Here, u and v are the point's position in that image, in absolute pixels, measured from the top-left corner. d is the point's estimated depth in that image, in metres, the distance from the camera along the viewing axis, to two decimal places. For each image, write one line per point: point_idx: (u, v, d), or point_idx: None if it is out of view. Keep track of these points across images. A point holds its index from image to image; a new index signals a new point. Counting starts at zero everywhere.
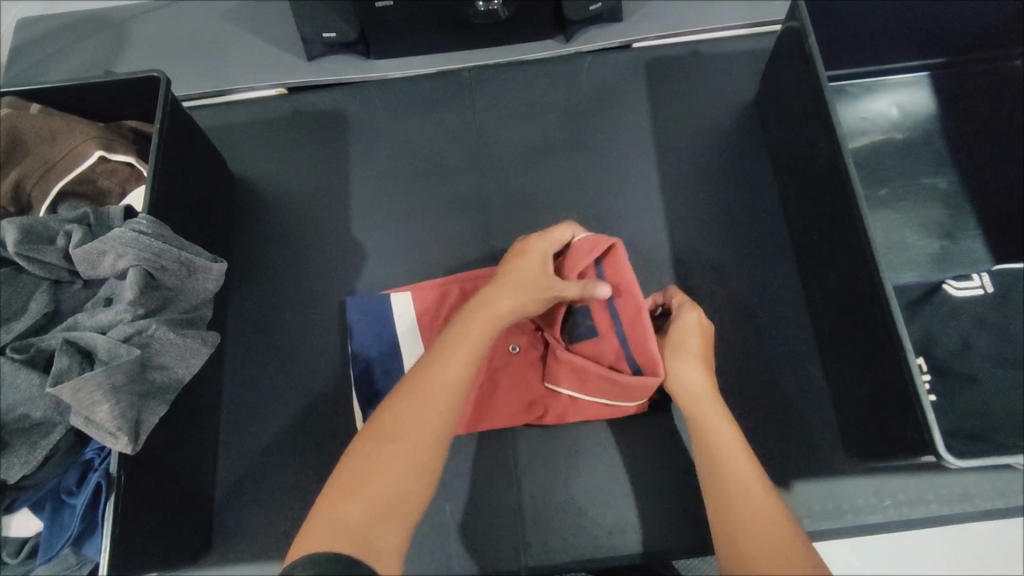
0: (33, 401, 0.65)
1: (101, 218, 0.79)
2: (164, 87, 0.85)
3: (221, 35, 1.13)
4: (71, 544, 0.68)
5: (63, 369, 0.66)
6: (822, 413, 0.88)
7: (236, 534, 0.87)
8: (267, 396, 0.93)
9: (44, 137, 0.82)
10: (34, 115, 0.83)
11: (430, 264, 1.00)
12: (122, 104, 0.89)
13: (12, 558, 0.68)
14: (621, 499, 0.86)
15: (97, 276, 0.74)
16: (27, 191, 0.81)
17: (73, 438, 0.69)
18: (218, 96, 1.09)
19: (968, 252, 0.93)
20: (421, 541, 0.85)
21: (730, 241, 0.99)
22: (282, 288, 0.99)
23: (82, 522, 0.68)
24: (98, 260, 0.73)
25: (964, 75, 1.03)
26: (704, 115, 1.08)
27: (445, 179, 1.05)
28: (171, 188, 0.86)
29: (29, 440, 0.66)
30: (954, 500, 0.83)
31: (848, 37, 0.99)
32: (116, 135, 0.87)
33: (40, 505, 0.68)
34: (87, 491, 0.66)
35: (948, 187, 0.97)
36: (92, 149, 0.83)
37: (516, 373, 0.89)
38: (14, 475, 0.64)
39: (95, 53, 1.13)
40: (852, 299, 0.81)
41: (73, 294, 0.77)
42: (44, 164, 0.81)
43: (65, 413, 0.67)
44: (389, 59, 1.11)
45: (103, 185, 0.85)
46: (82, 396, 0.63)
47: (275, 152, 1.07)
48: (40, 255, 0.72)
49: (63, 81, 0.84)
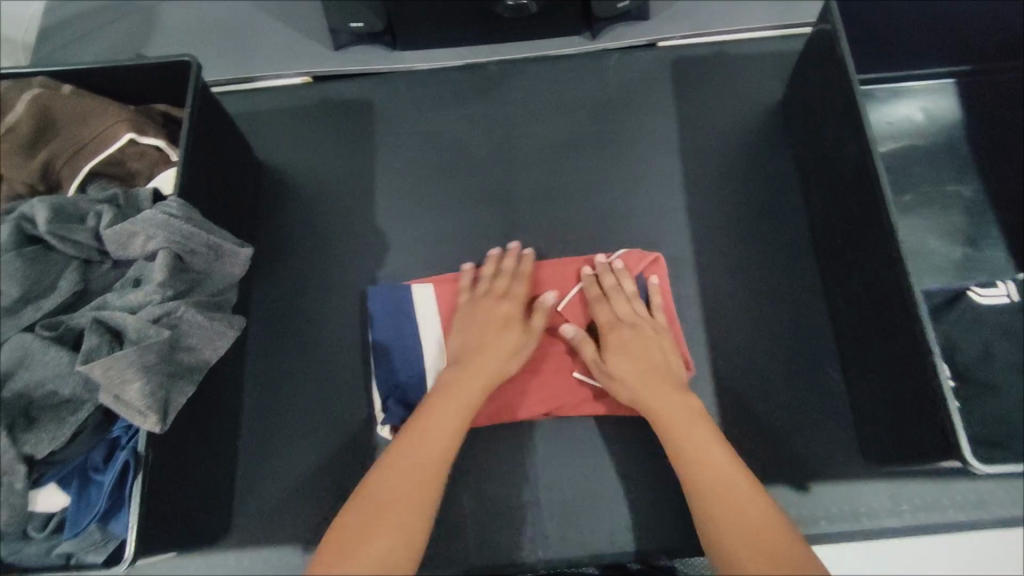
0: (66, 377, 0.66)
1: (130, 200, 0.79)
2: (195, 72, 0.85)
3: (250, 22, 1.13)
4: (97, 521, 0.69)
5: (93, 347, 0.67)
6: (842, 416, 0.88)
7: (253, 517, 0.88)
8: (287, 381, 0.94)
9: (75, 117, 0.82)
10: (65, 96, 0.83)
11: (451, 256, 1.01)
12: (152, 87, 0.90)
13: (37, 533, 0.68)
14: (638, 495, 0.86)
15: (125, 257, 0.75)
16: (56, 171, 0.81)
17: (101, 414, 0.69)
18: (244, 82, 1.10)
19: (991, 261, 0.93)
20: (438, 530, 0.85)
21: (752, 242, 0.99)
22: (304, 276, 0.99)
23: (110, 499, 0.68)
24: (127, 241, 0.73)
25: (991, 83, 1.03)
26: (727, 116, 1.09)
27: (468, 171, 1.05)
28: (199, 172, 0.86)
29: (58, 416, 0.66)
30: (971, 506, 0.83)
31: (877, 42, 0.99)
32: (145, 118, 0.87)
33: (67, 481, 0.68)
34: (116, 469, 0.67)
35: (973, 195, 0.97)
36: (122, 131, 0.83)
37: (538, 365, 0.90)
38: (43, 450, 0.65)
39: (124, 36, 1.13)
40: (876, 303, 0.81)
41: (100, 275, 0.77)
42: (74, 144, 0.81)
43: (94, 390, 0.68)
44: (416, 51, 1.11)
45: (132, 167, 0.85)
46: (113, 374, 0.63)
47: (300, 140, 1.08)
48: (71, 234, 0.72)
49: (96, 63, 0.84)
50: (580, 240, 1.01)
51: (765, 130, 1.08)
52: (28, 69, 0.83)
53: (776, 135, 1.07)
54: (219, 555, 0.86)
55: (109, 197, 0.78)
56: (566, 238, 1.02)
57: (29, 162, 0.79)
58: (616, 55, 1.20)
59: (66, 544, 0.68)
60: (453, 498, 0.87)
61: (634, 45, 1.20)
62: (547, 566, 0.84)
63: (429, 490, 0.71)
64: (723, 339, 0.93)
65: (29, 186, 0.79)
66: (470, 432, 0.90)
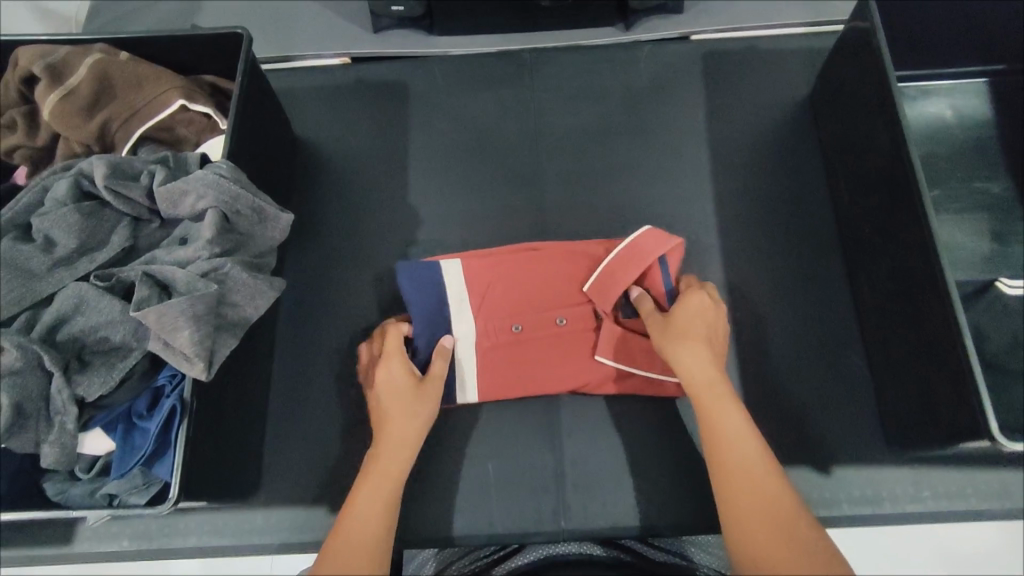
0: (120, 322, 0.69)
1: (180, 162, 0.82)
2: (246, 44, 0.88)
3: (292, 4, 1.16)
4: (141, 465, 0.71)
5: (144, 297, 0.70)
6: (865, 402, 0.89)
7: (281, 477, 0.90)
8: (318, 348, 0.96)
9: (130, 83, 0.86)
10: (122, 62, 0.86)
11: (481, 233, 1.03)
12: (202, 59, 0.93)
13: (84, 474, 0.72)
14: (659, 471, 0.88)
15: (174, 215, 0.78)
16: (112, 133, 0.85)
17: (148, 362, 0.72)
18: (285, 61, 1.13)
19: (1019, 256, 0.93)
20: (462, 496, 0.87)
21: (779, 230, 1.01)
22: (338, 247, 1.02)
23: (154, 442, 0.70)
24: (177, 200, 0.76)
25: (1020, 84, 1.04)
26: (754, 110, 1.11)
27: (500, 153, 1.07)
28: (244, 140, 0.89)
29: (109, 361, 0.69)
30: (993, 496, 0.84)
31: (909, 39, 1.00)
32: (196, 88, 0.90)
33: (113, 426, 0.71)
34: (163, 412, 0.70)
35: (1001, 192, 0.98)
36: (174, 98, 0.86)
37: (564, 344, 0.89)
38: (93, 394, 0.68)
39: (171, 14, 1.17)
40: (906, 291, 0.82)
41: (149, 233, 0.79)
42: (129, 109, 0.85)
43: (142, 339, 0.70)
44: (453, 36, 1.14)
45: (180, 133, 0.88)
46: (165, 321, 0.67)
47: (337, 118, 1.11)
48: (126, 191, 0.75)
49: (151, 32, 0.88)
50: (608, 223, 1.03)
51: (792, 124, 1.10)
52: (87, 37, 0.87)
53: (803, 129, 1.09)
54: (247, 512, 0.88)
55: (161, 158, 0.80)
56: (594, 220, 1.03)
57: (87, 124, 0.83)
58: (647, 47, 1.22)
59: (110, 485, 0.71)
60: (479, 467, 0.89)
61: (665, 38, 1.22)
62: (568, 536, 0.86)
63: (381, 532, 0.74)
64: (747, 324, 0.94)
65: (86, 146, 0.84)
66: (495, 404, 0.91)
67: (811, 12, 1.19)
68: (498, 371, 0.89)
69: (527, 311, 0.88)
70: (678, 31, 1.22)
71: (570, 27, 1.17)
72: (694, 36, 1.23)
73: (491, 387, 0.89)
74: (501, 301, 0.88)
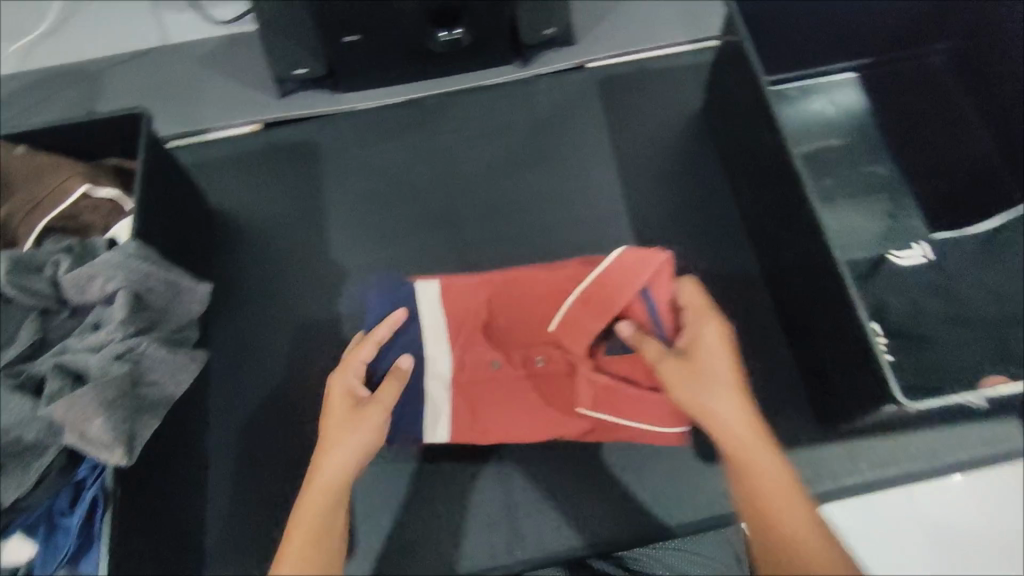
0: (24, 423, 0.66)
1: (86, 247, 0.81)
2: (145, 124, 0.89)
3: (197, 79, 1.18)
4: (68, 564, 0.71)
5: (54, 391, 0.68)
6: (792, 389, 0.94)
7: (231, 552, 0.90)
8: (255, 416, 0.96)
9: (30, 176, 0.86)
10: (20, 156, 0.87)
11: (409, 278, 1.05)
12: (105, 143, 0.93)
13: None
14: (605, 487, 0.92)
15: (82, 301, 0.77)
16: (14, 228, 0.85)
17: (67, 456, 0.70)
18: (192, 135, 1.14)
19: (910, 228, 1.01)
20: (419, 542, 0.90)
21: (690, 236, 1.06)
22: (266, 311, 1.02)
23: (80, 536, 0.70)
24: (83, 287, 0.75)
25: (888, 72, 1.13)
26: (653, 126, 1.17)
27: (417, 199, 1.11)
28: (154, 217, 0.89)
29: (21, 462, 0.66)
30: (917, 459, 0.90)
31: (780, 44, 1.08)
32: (100, 172, 0.90)
33: (34, 528, 0.70)
34: (84, 508, 0.70)
35: (886, 173, 1.05)
36: (76, 185, 0.86)
37: (522, 398, 0.87)
38: (8, 498, 0.65)
39: (74, 102, 1.17)
40: (808, 276, 0.87)
41: (60, 322, 0.78)
42: (30, 203, 0.85)
43: (58, 433, 0.68)
44: (357, 91, 1.17)
45: (87, 219, 0.87)
46: (75, 412, 0.66)
47: (252, 184, 1.12)
48: (30, 284, 0.74)
49: (46, 124, 0.88)
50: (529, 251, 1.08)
51: (689, 135, 1.17)
52: None
53: (699, 139, 1.16)
54: None
55: (65, 246, 0.79)
56: (515, 250, 1.08)
57: None
58: (546, 79, 1.28)
59: None
60: (432, 512, 0.91)
61: (562, 69, 1.28)
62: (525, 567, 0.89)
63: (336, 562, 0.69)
64: None
65: None
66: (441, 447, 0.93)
67: (692, 29, 1.27)
68: (466, 414, 0.86)
69: (492, 351, 0.86)
70: (573, 61, 1.28)
71: (470, 69, 1.22)
72: (589, 63, 1.30)
73: (464, 431, 0.87)
74: (468, 344, 0.85)
